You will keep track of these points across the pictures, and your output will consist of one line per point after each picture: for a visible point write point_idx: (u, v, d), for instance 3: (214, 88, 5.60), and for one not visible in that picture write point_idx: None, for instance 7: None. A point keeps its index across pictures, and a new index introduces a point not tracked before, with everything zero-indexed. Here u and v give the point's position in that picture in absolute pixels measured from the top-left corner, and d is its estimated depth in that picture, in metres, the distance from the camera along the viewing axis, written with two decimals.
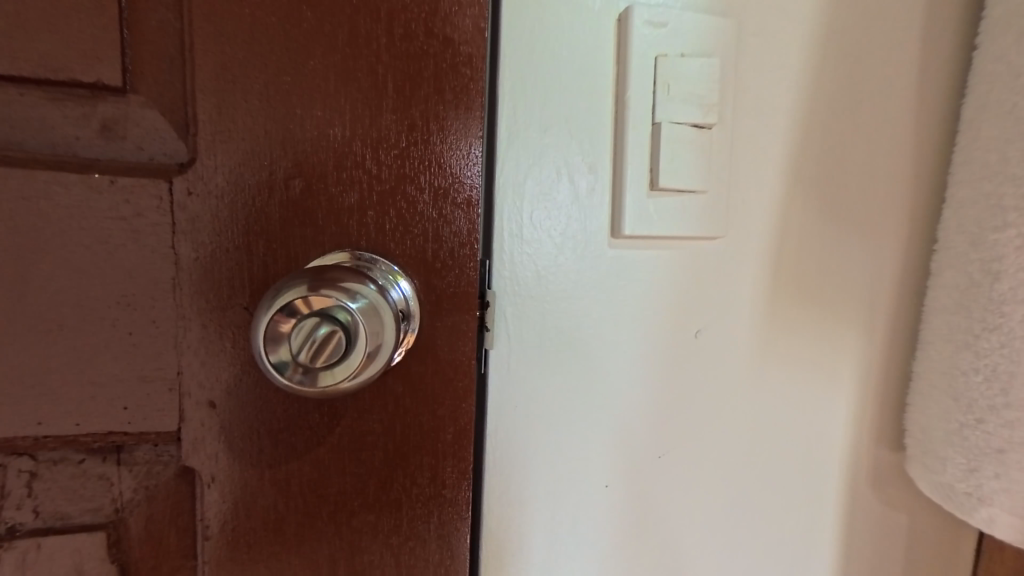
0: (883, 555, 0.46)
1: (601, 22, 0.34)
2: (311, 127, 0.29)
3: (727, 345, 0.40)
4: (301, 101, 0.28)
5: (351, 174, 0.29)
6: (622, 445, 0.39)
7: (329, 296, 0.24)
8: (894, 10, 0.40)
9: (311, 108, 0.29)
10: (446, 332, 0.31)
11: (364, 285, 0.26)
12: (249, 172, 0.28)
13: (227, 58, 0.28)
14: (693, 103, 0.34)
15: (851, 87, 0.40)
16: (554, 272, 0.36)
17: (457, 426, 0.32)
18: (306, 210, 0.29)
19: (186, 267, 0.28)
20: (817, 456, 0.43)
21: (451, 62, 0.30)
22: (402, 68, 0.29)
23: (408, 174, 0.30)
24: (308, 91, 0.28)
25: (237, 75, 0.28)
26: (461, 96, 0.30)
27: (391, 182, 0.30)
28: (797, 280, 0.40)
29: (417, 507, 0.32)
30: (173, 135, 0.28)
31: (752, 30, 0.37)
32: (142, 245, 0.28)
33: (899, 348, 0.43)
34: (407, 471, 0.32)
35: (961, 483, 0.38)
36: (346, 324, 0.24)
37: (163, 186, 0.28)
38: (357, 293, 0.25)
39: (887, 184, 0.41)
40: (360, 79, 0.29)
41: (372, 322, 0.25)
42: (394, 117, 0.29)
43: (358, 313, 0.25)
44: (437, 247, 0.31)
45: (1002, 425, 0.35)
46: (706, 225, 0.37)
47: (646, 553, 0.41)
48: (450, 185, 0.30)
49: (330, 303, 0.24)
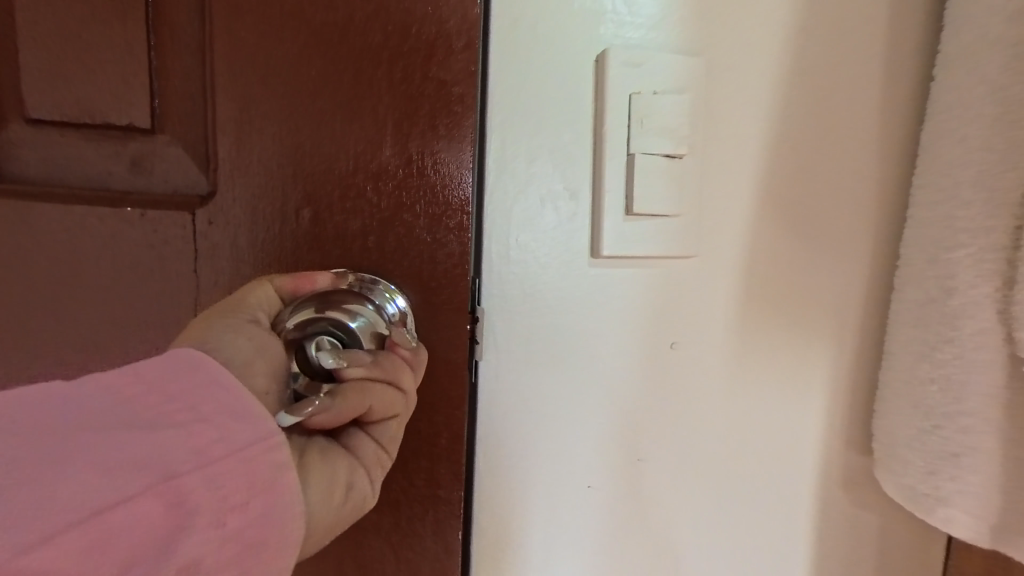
0: (856, 553, 0.48)
1: (581, 64, 0.37)
2: (319, 161, 0.32)
3: (705, 355, 0.43)
4: (310, 136, 0.32)
5: (354, 203, 0.33)
6: (606, 449, 0.42)
7: (337, 316, 0.31)
8: (856, 46, 0.43)
9: (319, 144, 0.32)
10: (440, 344, 0.35)
11: (363, 306, 0.32)
12: (263, 203, 0.32)
13: (245, 99, 0.31)
14: (666, 135, 0.37)
15: (816, 115, 0.43)
16: (540, 289, 0.39)
17: (450, 431, 0.35)
18: (315, 236, 0.32)
19: (205, 285, 0.32)
20: (791, 459, 0.46)
21: (445, 100, 0.33)
22: (402, 107, 0.32)
23: (405, 203, 0.33)
24: (317, 130, 0.32)
25: (255, 117, 0.31)
26: (453, 130, 0.33)
27: (390, 210, 0.33)
28: (769, 295, 0.43)
29: (414, 506, 0.35)
30: (196, 170, 0.31)
31: (722, 66, 0.40)
32: (167, 270, 0.31)
33: (866, 357, 0.46)
34: (405, 473, 0.35)
35: (921, 485, 0.40)
36: (351, 336, 0.32)
37: (187, 217, 0.31)
38: (357, 313, 0.32)
39: (852, 204, 0.44)
40: (364, 118, 0.32)
41: (369, 334, 0.32)
42: (394, 151, 0.33)
43: (360, 327, 0.32)
44: (433, 269, 0.34)
45: (956, 430, 0.38)
46: (680, 244, 0.40)
47: (628, 550, 0.44)
48: (444, 211, 0.34)
49: (338, 320, 0.31)
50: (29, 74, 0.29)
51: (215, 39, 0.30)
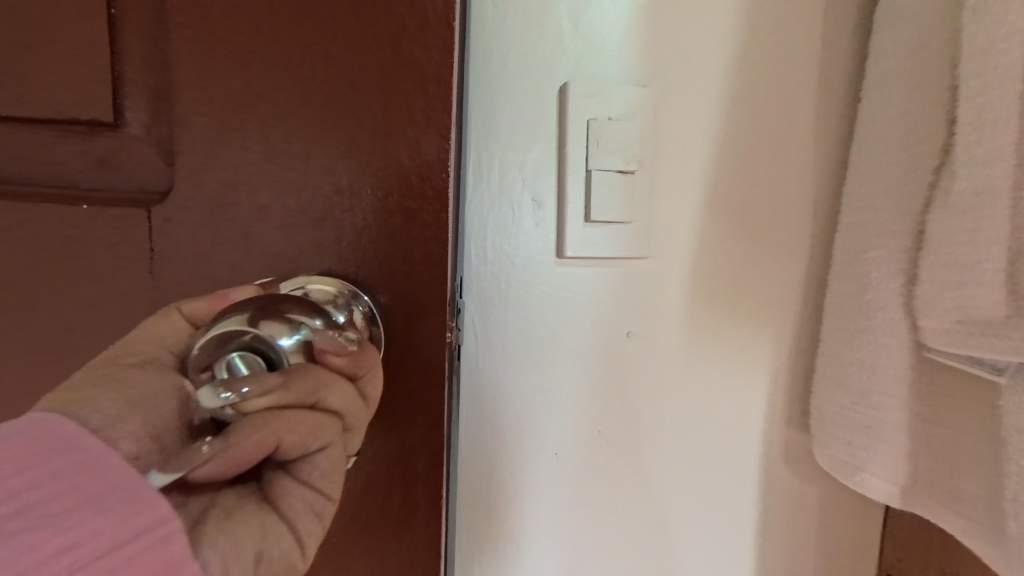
0: (798, 519, 0.54)
1: (546, 94, 0.44)
2: (302, 158, 0.36)
3: (660, 341, 0.49)
4: (293, 132, 0.35)
5: (333, 200, 0.36)
6: (573, 425, 0.48)
7: (271, 328, 0.30)
8: (790, 73, 0.49)
9: (302, 142, 0.36)
10: (412, 339, 0.38)
11: (307, 319, 0.31)
12: (250, 199, 0.36)
13: (230, 101, 0.35)
14: (619, 154, 0.44)
15: (754, 134, 0.49)
16: (513, 285, 0.45)
17: (426, 454, 0.40)
18: (298, 232, 0.37)
19: (169, 279, 0.36)
20: (738, 435, 0.52)
21: (420, 89, 0.36)
22: (373, 113, 0.36)
23: (381, 196, 0.37)
24: (300, 130, 0.36)
25: (239, 119, 0.35)
26: (429, 119, 0.37)
27: (366, 204, 0.37)
28: (716, 290, 0.49)
29: (386, 526, 0.40)
30: (158, 167, 0.35)
31: (668, 93, 0.46)
32: (129, 261, 0.36)
33: (803, 346, 0.52)
34: (382, 493, 0.40)
35: (844, 454, 0.46)
36: (280, 353, 0.30)
37: (146, 214, 0.36)
38: (298, 325, 0.30)
39: (790, 211, 0.50)
40: (342, 118, 0.36)
41: (301, 354, 0.31)
42: (371, 144, 0.36)
43: (293, 344, 0.30)
44: (405, 261, 0.38)
45: (870, 406, 0.44)
46: (634, 246, 0.46)
47: (594, 515, 0.50)
48: (415, 205, 0.37)
49: (274, 332, 0.30)
50: (24, 85, 0.34)
51: (199, 47, 0.34)
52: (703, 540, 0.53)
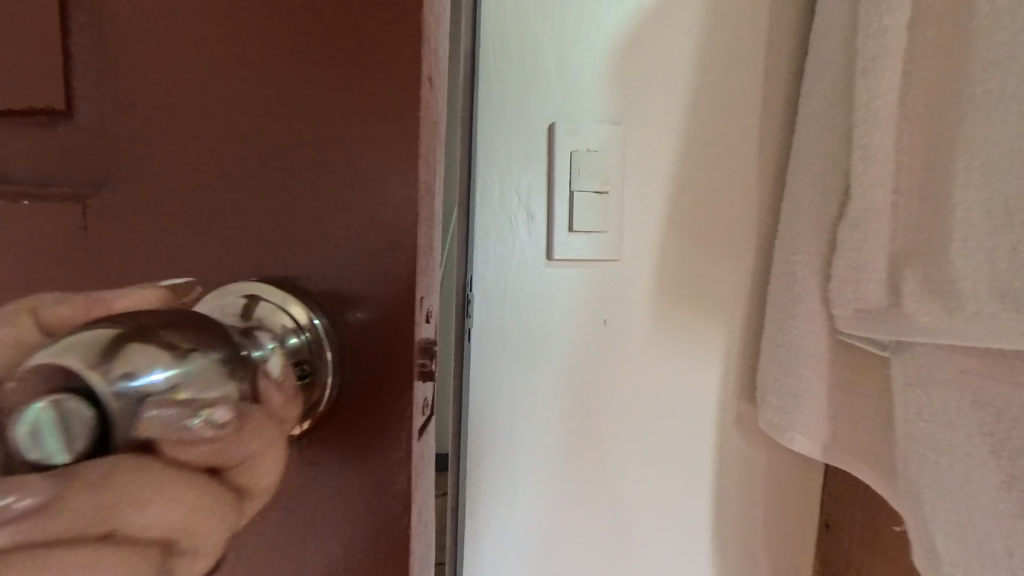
0: (750, 476, 0.65)
1: (537, 131, 0.55)
2: (203, 110, 0.26)
3: (629, 332, 0.60)
4: (191, 73, 0.26)
5: (240, 169, 0.26)
6: (560, 396, 0.59)
7: (137, 357, 0.19)
8: (737, 108, 0.60)
9: (202, 86, 0.26)
10: (344, 375, 0.27)
11: (208, 354, 0.21)
12: (128, 167, 0.27)
13: (166, 35, 0.26)
14: (596, 178, 0.55)
15: (708, 158, 0.60)
16: (512, 282, 0.56)
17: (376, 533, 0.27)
18: (194, 213, 0.27)
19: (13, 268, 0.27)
20: (697, 406, 0.63)
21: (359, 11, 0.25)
22: (291, 39, 0.25)
23: (298, 164, 0.26)
24: (197, 71, 0.26)
25: (125, 58, 0.26)
26: (371, 57, 0.25)
27: (279, 176, 0.26)
28: (678, 286, 0.60)
29: None
30: (29, 126, 0.28)
31: (636, 127, 0.57)
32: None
33: (751, 331, 0.63)
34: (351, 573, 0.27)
35: (778, 418, 0.57)
36: (123, 406, 0.18)
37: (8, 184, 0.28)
38: (189, 355, 0.20)
39: (738, 221, 0.61)
40: (250, 51, 0.26)
41: (182, 402, 0.19)
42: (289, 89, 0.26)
43: (167, 386, 0.19)
44: (337, 258, 0.26)
45: (797, 378, 0.55)
46: (609, 251, 0.57)
47: (578, 470, 0.61)
48: (346, 176, 0.26)
49: (127, 368, 0.18)
50: None
51: None
52: (665, 499, 0.64)
